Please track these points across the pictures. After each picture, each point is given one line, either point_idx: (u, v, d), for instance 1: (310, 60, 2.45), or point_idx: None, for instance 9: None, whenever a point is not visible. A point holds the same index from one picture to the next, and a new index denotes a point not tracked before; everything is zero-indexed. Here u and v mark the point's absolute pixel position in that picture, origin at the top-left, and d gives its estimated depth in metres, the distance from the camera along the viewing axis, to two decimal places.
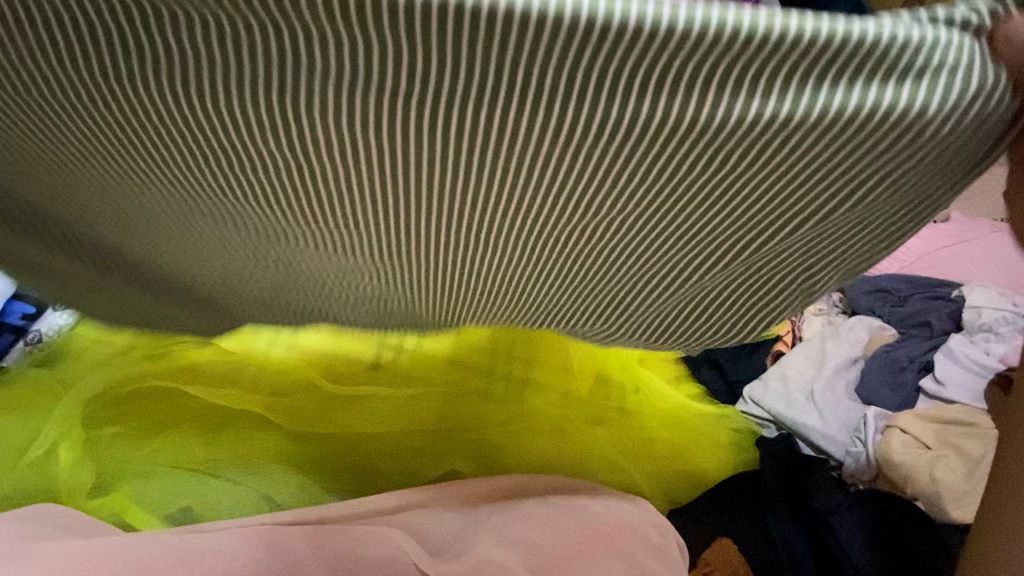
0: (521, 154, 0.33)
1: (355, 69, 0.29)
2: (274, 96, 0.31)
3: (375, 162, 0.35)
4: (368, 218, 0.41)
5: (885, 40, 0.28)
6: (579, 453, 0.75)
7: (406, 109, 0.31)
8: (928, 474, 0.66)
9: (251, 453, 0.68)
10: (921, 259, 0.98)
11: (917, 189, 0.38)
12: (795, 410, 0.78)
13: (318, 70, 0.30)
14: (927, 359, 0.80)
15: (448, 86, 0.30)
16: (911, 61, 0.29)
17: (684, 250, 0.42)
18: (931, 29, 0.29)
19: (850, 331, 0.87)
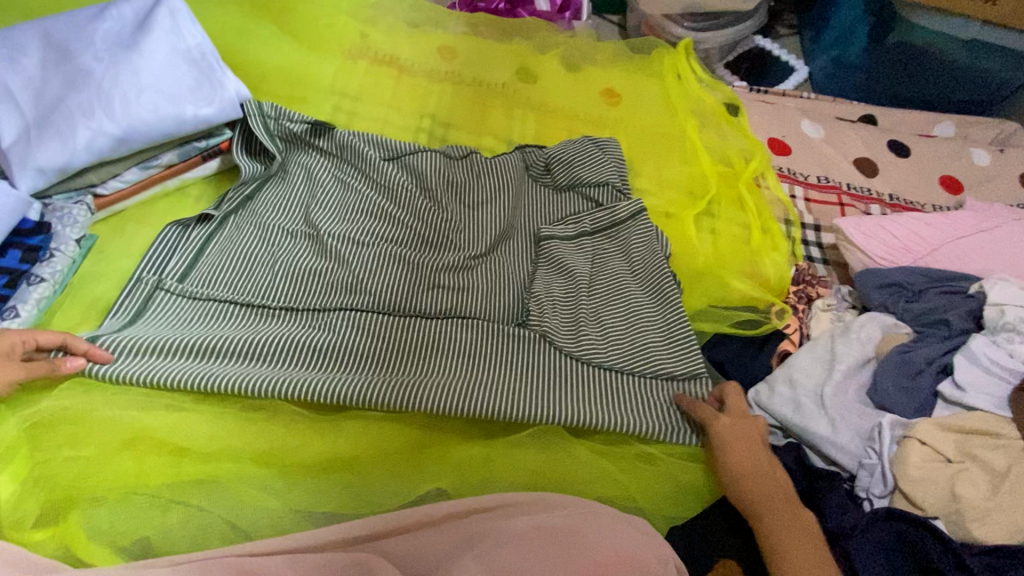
0: (485, 349, 0.77)
1: (427, 358, 0.75)
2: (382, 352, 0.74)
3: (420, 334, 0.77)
4: (419, 301, 0.80)
5: (639, 322, 0.81)
6: (562, 471, 0.70)
7: (448, 317, 0.79)
8: (947, 490, 0.62)
9: (213, 475, 0.64)
10: (938, 250, 0.92)
11: (664, 337, 0.80)
12: (803, 417, 0.73)
13: (417, 339, 0.77)
14: (946, 361, 0.75)
15: (482, 337, 0.78)
16: (650, 330, 0.81)
17: (583, 308, 0.82)
18: (659, 336, 0.80)
19: (862, 329, 0.81)
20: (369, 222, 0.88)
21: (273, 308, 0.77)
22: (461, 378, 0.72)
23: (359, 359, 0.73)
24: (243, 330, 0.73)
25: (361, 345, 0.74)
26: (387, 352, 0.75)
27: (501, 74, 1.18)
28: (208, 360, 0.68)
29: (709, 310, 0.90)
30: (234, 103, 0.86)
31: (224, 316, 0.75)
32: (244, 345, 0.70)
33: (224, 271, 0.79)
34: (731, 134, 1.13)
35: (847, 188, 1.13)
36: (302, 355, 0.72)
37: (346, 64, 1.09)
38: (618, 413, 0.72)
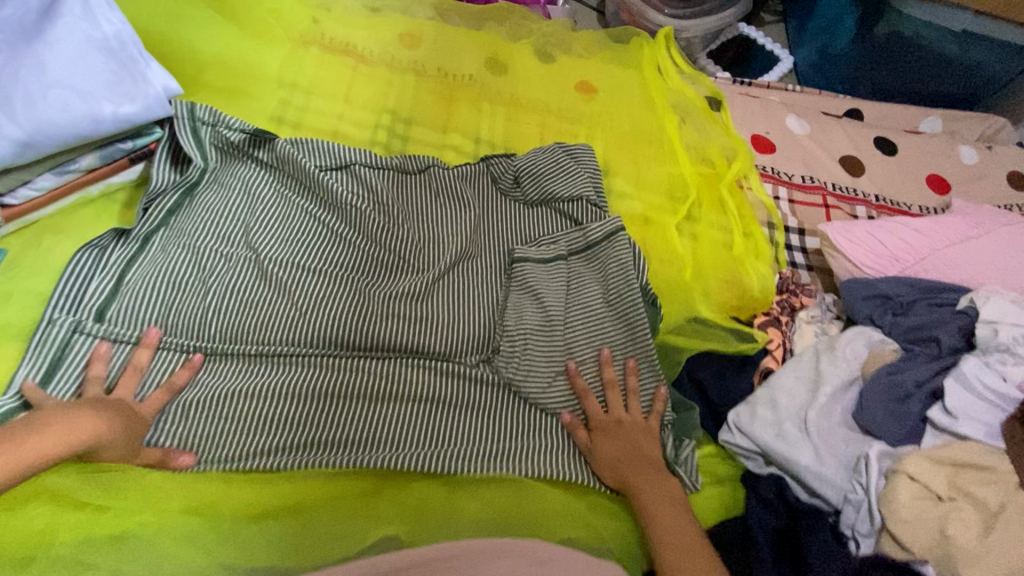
0: (438, 391, 0.74)
1: (373, 401, 0.72)
2: (326, 399, 0.71)
3: (367, 375, 0.74)
4: (366, 335, 0.76)
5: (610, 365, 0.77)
6: (530, 511, 0.67)
7: (398, 354, 0.76)
8: (938, 530, 0.58)
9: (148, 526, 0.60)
10: (927, 259, 0.88)
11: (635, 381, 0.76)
12: (785, 445, 0.69)
13: (364, 380, 0.73)
14: (936, 384, 0.70)
15: (435, 378, 0.75)
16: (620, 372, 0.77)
17: (547, 343, 0.79)
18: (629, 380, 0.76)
19: (847, 345, 0.77)
20: (316, 245, 0.82)
21: (208, 349, 0.73)
22: (405, 425, 0.71)
23: (301, 407, 0.70)
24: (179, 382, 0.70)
25: (302, 390, 0.71)
26: (329, 395, 0.71)
27: (468, 62, 1.09)
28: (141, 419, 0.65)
29: (712, 334, 0.83)
30: (160, 100, 0.77)
31: (158, 362, 0.72)
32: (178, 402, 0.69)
33: (150, 304, 0.74)
34: (713, 129, 1.06)
35: (832, 188, 1.08)
36: (237, 408, 0.69)
37: (296, 52, 0.99)
38: (566, 469, 0.70)
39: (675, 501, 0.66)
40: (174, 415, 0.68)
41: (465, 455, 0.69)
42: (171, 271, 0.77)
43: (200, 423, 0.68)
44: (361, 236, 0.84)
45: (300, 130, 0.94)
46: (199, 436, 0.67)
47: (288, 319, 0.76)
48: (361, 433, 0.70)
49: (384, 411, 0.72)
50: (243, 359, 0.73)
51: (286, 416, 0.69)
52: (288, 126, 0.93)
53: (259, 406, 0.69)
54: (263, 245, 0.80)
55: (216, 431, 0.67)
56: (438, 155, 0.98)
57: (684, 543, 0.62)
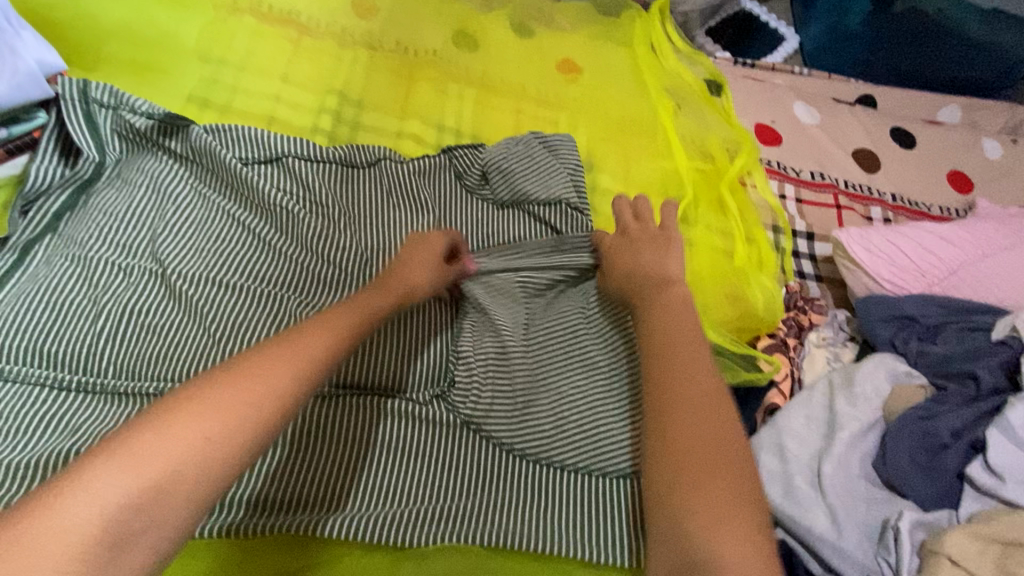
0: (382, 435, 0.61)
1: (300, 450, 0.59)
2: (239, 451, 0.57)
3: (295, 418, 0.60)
4: None
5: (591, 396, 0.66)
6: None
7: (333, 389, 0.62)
8: None
9: None
10: (955, 274, 0.76)
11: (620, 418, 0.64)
12: (795, 505, 0.58)
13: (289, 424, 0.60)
14: (976, 434, 0.60)
15: (378, 419, 0.62)
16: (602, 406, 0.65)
17: (515, 368, 0.66)
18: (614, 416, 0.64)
19: (867, 379, 0.65)
20: (239, 255, 0.68)
21: (94, 387, 0.59)
22: (364, 479, 0.59)
23: None
24: (53, 431, 0.56)
25: None
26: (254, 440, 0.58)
27: (432, 35, 0.94)
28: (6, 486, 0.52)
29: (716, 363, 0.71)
30: (35, 77, 0.63)
31: (29, 404, 0.57)
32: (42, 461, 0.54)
33: (22, 332, 0.60)
34: (713, 119, 0.93)
35: (845, 186, 0.96)
36: None
37: (226, 22, 0.84)
38: (536, 531, 0.57)
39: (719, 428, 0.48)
40: (35, 474, 0.53)
41: (415, 517, 0.57)
42: (53, 288, 0.62)
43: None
44: (295, 245, 0.70)
45: (229, 114, 0.79)
46: None
47: (197, 348, 0.62)
48: (294, 491, 0.56)
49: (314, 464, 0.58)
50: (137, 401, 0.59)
51: None
52: (215, 110, 0.78)
53: None
54: (171, 254, 0.66)
55: None
56: (394, 145, 0.84)
57: (720, 479, 0.44)
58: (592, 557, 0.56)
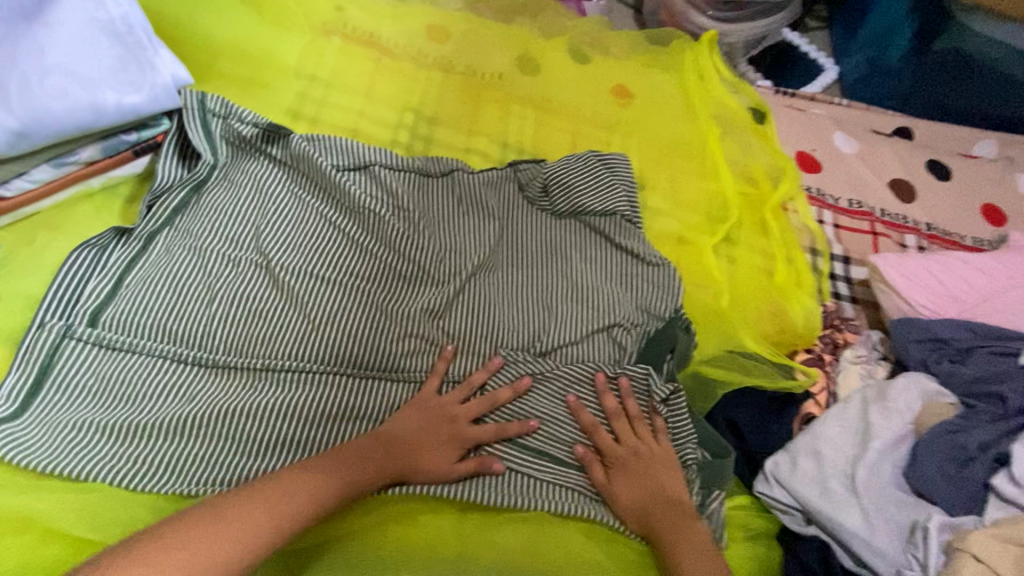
0: None
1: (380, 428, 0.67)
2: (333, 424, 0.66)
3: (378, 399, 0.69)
4: (379, 352, 0.71)
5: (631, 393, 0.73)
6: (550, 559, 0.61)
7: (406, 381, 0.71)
8: None
9: None
10: (987, 301, 0.81)
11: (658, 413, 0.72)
12: (831, 505, 0.64)
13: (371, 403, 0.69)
14: (1000, 449, 0.66)
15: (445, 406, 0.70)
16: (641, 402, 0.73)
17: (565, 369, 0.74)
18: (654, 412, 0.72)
19: (900, 395, 0.71)
20: (330, 250, 0.76)
21: (207, 362, 0.67)
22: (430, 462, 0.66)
23: (306, 431, 0.65)
24: (173, 397, 0.65)
25: (308, 415, 0.66)
26: (345, 417, 0.67)
27: (498, 59, 1.03)
28: (149, 444, 0.62)
29: (755, 369, 0.76)
30: (167, 90, 0.71)
31: (155, 373, 0.66)
32: (173, 425, 0.63)
33: (148, 310, 0.69)
34: (756, 145, 0.99)
35: (881, 215, 1.01)
36: (236, 426, 0.64)
37: (317, 42, 0.93)
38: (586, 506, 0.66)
39: (709, 553, 0.61)
40: (169, 436, 0.63)
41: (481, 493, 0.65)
42: (173, 274, 0.71)
43: (196, 443, 0.63)
44: (378, 244, 0.78)
45: (318, 126, 0.88)
46: (197, 463, 0.62)
47: (296, 333, 0.71)
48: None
49: None
50: (244, 376, 0.68)
51: (289, 437, 0.65)
52: (305, 121, 0.87)
53: (260, 432, 0.64)
54: (271, 248, 0.75)
55: (215, 454, 0.63)
56: (463, 159, 0.91)
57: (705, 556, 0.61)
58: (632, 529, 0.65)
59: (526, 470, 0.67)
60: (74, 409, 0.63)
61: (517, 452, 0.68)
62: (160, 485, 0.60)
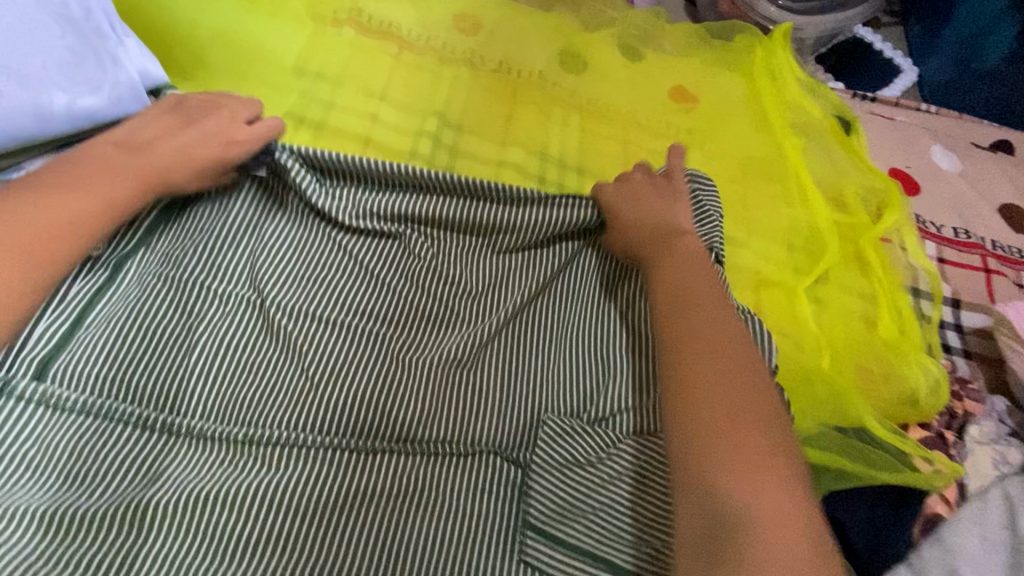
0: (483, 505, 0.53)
1: (398, 519, 0.51)
2: (337, 516, 0.50)
3: (394, 479, 0.53)
4: (397, 417, 0.56)
5: None
6: None
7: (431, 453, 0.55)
8: None
9: None
10: None
11: None
12: None
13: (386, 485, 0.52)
14: None
15: (479, 487, 0.54)
16: None
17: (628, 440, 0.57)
18: None
19: None
20: (339, 286, 0.62)
21: (178, 429, 0.52)
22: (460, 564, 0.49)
23: (302, 524, 0.49)
24: (130, 477, 0.49)
25: (306, 503, 0.50)
26: (352, 505, 0.51)
27: (535, 53, 0.87)
28: (86, 543, 0.45)
29: (872, 455, 0.61)
30: (134, 89, 0.58)
31: (107, 444, 0.50)
32: (124, 515, 0.46)
33: (105, 359, 0.53)
34: (844, 159, 0.83)
35: (993, 247, 0.84)
36: (208, 517, 0.47)
37: (324, 33, 0.79)
38: None
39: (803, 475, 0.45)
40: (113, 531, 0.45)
41: None
42: (142, 312, 0.56)
43: (149, 542, 0.46)
44: (398, 278, 0.64)
45: (323, 133, 0.73)
46: (148, 572, 0.45)
47: (293, 391, 0.56)
48: (387, 572, 0.48)
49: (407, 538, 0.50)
50: (227, 446, 0.52)
51: (274, 534, 0.48)
52: (309, 127, 0.72)
53: (240, 523, 0.48)
54: (266, 283, 0.61)
55: (175, 560, 0.46)
56: (495, 174, 0.76)
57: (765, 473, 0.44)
58: None
59: None
60: None
61: (564, 559, 0.51)
62: None
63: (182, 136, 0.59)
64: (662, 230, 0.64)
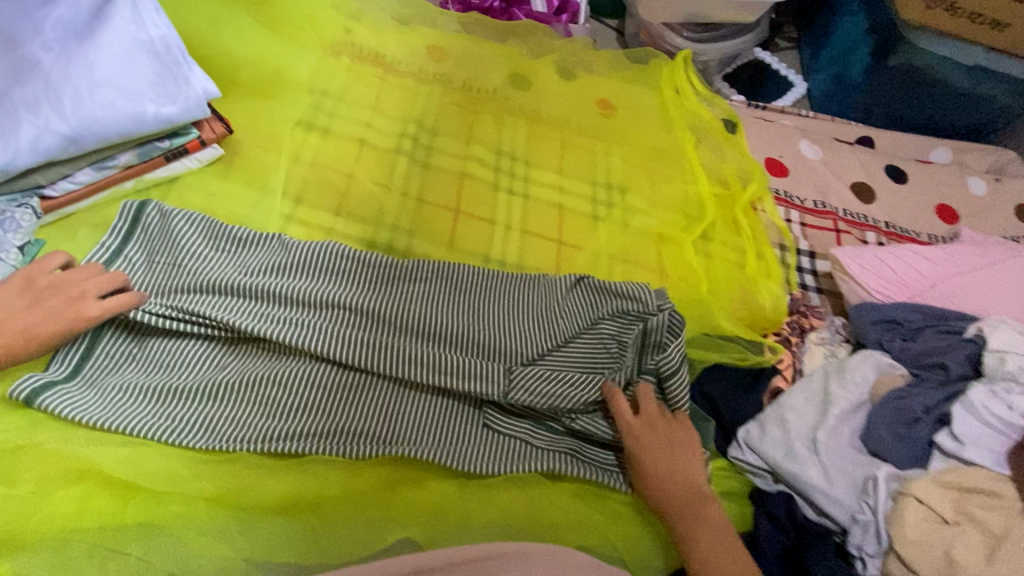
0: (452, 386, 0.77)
1: (393, 392, 0.74)
2: (350, 391, 0.73)
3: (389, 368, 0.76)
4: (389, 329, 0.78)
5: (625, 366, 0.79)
6: (528, 516, 0.68)
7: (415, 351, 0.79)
8: (944, 553, 0.59)
9: (175, 517, 0.62)
10: (934, 287, 0.90)
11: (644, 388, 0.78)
12: (795, 463, 0.70)
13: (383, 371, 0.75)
14: (942, 410, 0.72)
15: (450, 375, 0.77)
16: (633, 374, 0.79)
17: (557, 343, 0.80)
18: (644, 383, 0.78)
19: (857, 369, 0.77)
20: (341, 245, 0.83)
21: (235, 337, 0.75)
22: (436, 422, 0.73)
23: (325, 397, 0.72)
24: (210, 366, 0.73)
25: (327, 384, 0.73)
26: (359, 386, 0.73)
27: (492, 75, 1.12)
28: (186, 405, 0.69)
29: (730, 347, 0.85)
30: (198, 104, 0.78)
31: (190, 346, 0.74)
32: (209, 389, 0.70)
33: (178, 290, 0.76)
34: (730, 152, 1.09)
35: (844, 214, 1.10)
36: (261, 391, 0.71)
37: (327, 59, 1.02)
38: (586, 467, 0.72)
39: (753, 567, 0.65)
40: (202, 398, 0.70)
41: (483, 455, 0.71)
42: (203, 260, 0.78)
43: (228, 406, 0.70)
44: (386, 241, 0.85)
45: (329, 136, 0.96)
46: (226, 422, 0.68)
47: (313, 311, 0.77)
48: (388, 428, 0.71)
49: (401, 407, 0.73)
50: (269, 349, 0.75)
51: (306, 404, 0.71)
52: (318, 131, 0.95)
53: (283, 395, 0.71)
54: (289, 242, 0.82)
55: (243, 416, 0.69)
56: (461, 165, 1.00)
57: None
58: (628, 489, 0.72)
59: (524, 438, 0.74)
60: (118, 373, 0.71)
61: (511, 421, 0.74)
62: (193, 441, 0.66)
63: (31, 313, 0.66)
64: (687, 470, 0.70)
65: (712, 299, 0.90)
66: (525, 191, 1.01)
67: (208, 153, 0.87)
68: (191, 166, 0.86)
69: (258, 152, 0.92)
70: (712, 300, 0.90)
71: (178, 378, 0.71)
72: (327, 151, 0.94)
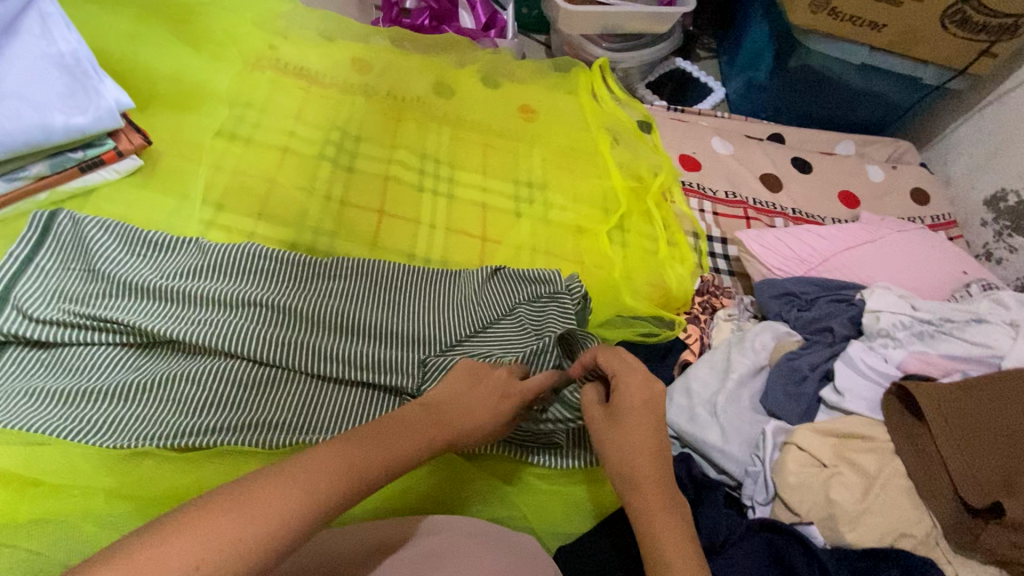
0: None
1: (308, 384, 0.76)
2: (265, 385, 0.74)
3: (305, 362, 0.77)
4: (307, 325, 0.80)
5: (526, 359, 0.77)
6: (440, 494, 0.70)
7: None
8: (824, 495, 0.64)
9: (76, 511, 0.62)
10: (829, 262, 0.96)
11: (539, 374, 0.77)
12: (696, 427, 0.73)
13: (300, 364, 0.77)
14: (827, 368, 0.78)
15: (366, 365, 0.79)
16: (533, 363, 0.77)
17: (473, 332, 0.83)
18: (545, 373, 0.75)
19: (756, 337, 0.82)
20: (258, 248, 0.84)
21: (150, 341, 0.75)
22: (352, 411, 0.75)
23: (239, 392, 0.73)
24: (122, 367, 0.73)
25: (242, 380, 0.74)
26: (275, 380, 0.75)
27: (416, 84, 1.17)
28: (95, 406, 0.69)
29: (639, 325, 0.90)
30: (111, 113, 0.82)
31: (101, 349, 0.74)
32: (118, 390, 0.70)
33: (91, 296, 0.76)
34: (644, 149, 1.16)
35: (754, 203, 1.18)
36: (173, 390, 0.71)
37: (251, 72, 1.06)
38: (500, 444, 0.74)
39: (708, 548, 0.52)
40: (112, 398, 0.70)
41: None
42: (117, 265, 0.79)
43: (139, 405, 0.70)
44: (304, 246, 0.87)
45: (252, 145, 0.98)
46: (137, 420, 0.69)
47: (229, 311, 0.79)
48: (302, 418, 0.73)
49: (317, 399, 0.75)
50: (184, 350, 0.76)
51: (219, 401, 0.72)
52: (241, 141, 0.98)
53: (196, 393, 0.72)
54: (206, 247, 0.83)
55: (155, 414, 0.70)
56: (385, 168, 1.03)
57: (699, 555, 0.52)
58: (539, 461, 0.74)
59: None
60: (25, 379, 0.71)
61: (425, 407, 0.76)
62: (102, 439, 0.67)
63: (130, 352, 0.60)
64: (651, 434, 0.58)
65: (624, 285, 0.96)
66: (449, 191, 1.04)
67: (126, 164, 0.89)
68: (109, 177, 0.88)
69: (179, 163, 0.94)
70: (624, 285, 0.96)
71: (88, 380, 0.71)
72: (250, 158, 0.97)
